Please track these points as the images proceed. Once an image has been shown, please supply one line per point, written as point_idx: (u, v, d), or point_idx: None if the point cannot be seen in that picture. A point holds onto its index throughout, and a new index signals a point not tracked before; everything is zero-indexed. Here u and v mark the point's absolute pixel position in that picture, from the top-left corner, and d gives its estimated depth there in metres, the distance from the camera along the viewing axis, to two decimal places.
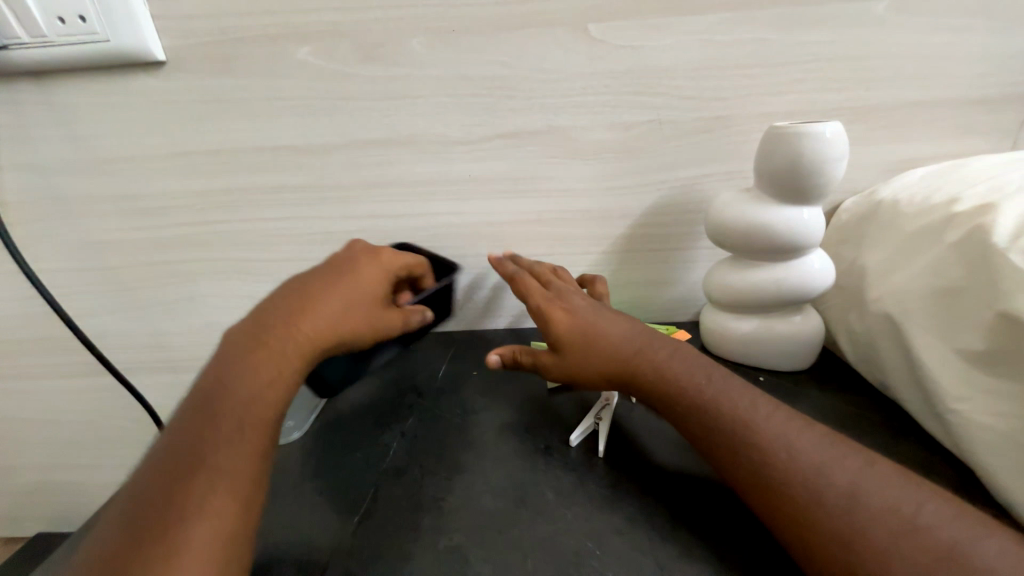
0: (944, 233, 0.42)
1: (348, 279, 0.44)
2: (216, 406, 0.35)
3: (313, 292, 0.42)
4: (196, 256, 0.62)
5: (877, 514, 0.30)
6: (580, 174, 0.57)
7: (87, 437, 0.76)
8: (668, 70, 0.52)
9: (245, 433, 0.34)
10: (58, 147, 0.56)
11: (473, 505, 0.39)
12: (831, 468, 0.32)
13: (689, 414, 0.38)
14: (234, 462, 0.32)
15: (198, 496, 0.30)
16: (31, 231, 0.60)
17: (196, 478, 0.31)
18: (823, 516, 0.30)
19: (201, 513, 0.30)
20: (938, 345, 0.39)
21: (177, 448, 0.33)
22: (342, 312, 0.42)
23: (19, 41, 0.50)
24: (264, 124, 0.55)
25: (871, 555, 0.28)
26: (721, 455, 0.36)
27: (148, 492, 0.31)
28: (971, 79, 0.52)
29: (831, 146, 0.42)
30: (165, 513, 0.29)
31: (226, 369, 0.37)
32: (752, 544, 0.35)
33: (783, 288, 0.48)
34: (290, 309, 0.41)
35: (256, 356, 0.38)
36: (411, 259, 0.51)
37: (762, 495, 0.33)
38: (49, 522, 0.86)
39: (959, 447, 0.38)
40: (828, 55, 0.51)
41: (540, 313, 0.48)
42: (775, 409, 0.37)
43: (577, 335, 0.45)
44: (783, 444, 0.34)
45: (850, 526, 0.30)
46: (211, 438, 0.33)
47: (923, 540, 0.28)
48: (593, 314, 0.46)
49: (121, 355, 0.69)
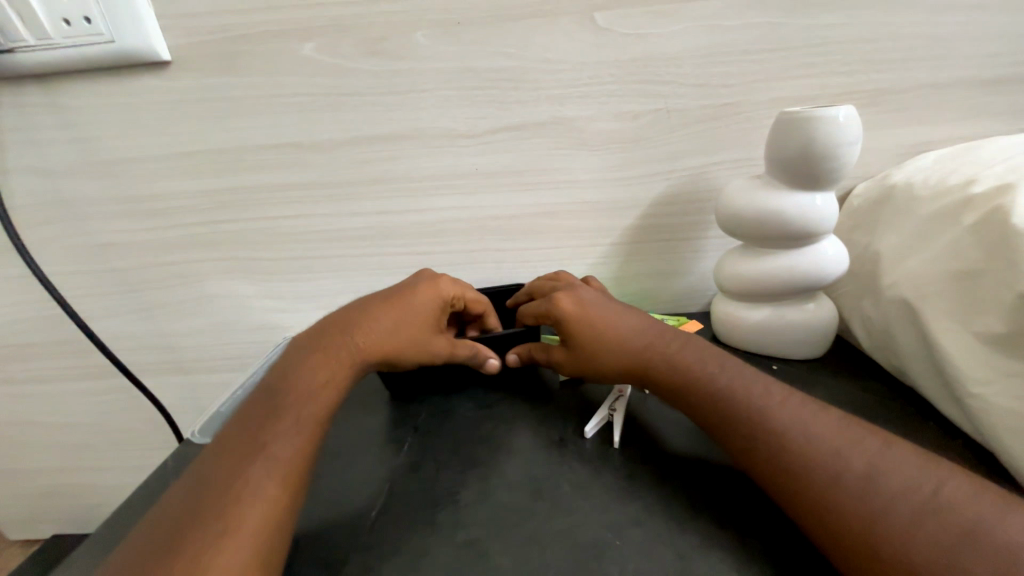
0: (960, 216, 0.41)
1: (402, 296, 0.47)
2: (278, 400, 0.37)
3: (376, 310, 0.46)
4: (204, 256, 0.62)
5: (895, 494, 0.29)
6: (587, 165, 0.57)
7: (101, 439, 0.77)
8: (675, 57, 0.51)
9: (303, 425, 0.36)
10: (65, 150, 0.57)
11: (490, 499, 0.39)
12: (848, 450, 0.32)
13: (704, 403, 0.39)
14: (286, 451, 0.34)
15: (254, 480, 0.32)
16: (40, 235, 0.61)
17: (254, 462, 0.33)
18: (840, 497, 0.30)
19: (251, 495, 0.31)
20: (956, 329, 0.39)
21: (239, 436, 0.35)
22: (398, 329, 0.45)
23: (25, 44, 0.50)
24: (269, 121, 0.55)
25: (891, 534, 0.28)
26: (737, 442, 0.36)
27: (209, 473, 0.32)
28: (984, 59, 0.51)
29: (844, 130, 0.42)
30: (223, 492, 0.31)
31: (294, 369, 0.40)
32: (773, 531, 0.34)
33: (796, 276, 0.48)
34: (356, 324, 0.44)
35: (318, 359, 0.41)
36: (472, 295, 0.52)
37: (779, 480, 0.33)
38: (66, 524, 0.87)
39: (981, 433, 0.38)
40: (838, 38, 0.50)
41: (552, 316, 0.47)
42: (790, 396, 0.37)
43: (593, 333, 0.44)
44: (798, 429, 0.34)
45: (868, 506, 0.29)
46: (268, 428, 0.35)
47: (944, 518, 0.28)
48: (602, 309, 0.46)
49: (132, 357, 0.69)
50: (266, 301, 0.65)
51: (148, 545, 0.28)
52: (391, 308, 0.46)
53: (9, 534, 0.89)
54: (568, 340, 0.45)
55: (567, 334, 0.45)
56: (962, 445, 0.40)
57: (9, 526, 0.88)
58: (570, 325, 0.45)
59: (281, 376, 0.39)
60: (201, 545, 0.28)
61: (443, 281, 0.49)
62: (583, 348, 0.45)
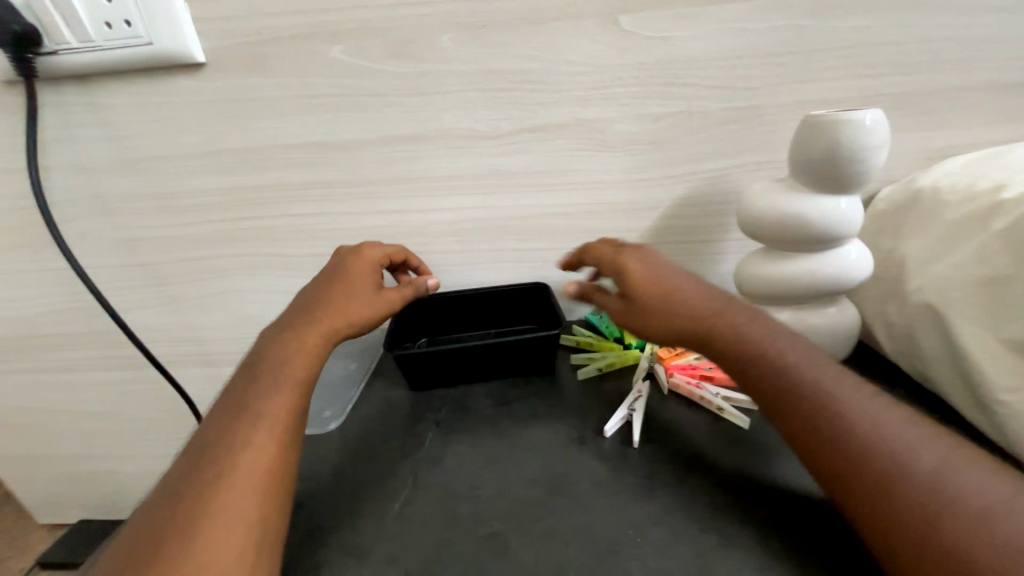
0: (991, 221, 0.41)
1: (345, 271, 0.50)
2: (257, 366, 0.41)
3: (323, 287, 0.48)
4: (232, 252, 0.64)
5: (951, 494, 0.30)
6: (608, 167, 0.57)
7: (128, 428, 0.80)
8: (699, 60, 0.52)
9: (282, 388, 0.40)
10: (102, 147, 0.59)
11: (510, 494, 0.39)
12: (911, 448, 0.32)
13: (769, 380, 0.38)
14: (273, 409, 0.38)
15: (242, 439, 0.36)
16: (78, 229, 0.63)
17: (243, 423, 0.37)
18: (896, 491, 0.31)
19: (242, 447, 0.36)
20: (985, 336, 0.39)
21: (229, 403, 0.39)
22: (347, 296, 0.47)
23: (68, 46, 0.52)
24: (298, 121, 0.57)
25: (941, 532, 0.29)
26: (798, 423, 0.36)
27: (206, 436, 0.37)
28: (1016, 63, 0.50)
29: (870, 134, 0.42)
30: (217, 447, 0.35)
31: (266, 341, 0.44)
32: (810, 524, 0.35)
33: (818, 280, 0.48)
34: (308, 300, 0.47)
35: (286, 332, 0.44)
36: (392, 249, 0.55)
37: (836, 467, 0.33)
38: (94, 510, 0.91)
39: (1008, 441, 0.37)
40: (865, 41, 0.50)
41: (615, 266, 0.47)
42: (861, 386, 0.37)
43: (650, 284, 0.44)
44: (860, 418, 0.34)
45: (921, 503, 0.30)
46: (253, 390, 0.39)
47: (998, 521, 0.28)
48: (663, 267, 0.46)
49: (160, 348, 0.72)
50: (289, 296, 0.67)
51: (162, 493, 0.34)
52: (337, 283, 0.49)
53: (39, 518, 0.92)
54: (626, 291, 0.45)
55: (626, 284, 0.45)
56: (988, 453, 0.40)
57: (40, 510, 0.91)
58: (630, 275, 0.45)
59: (260, 348, 0.44)
60: (204, 490, 0.33)
61: (366, 247, 0.53)
62: (642, 296, 0.44)
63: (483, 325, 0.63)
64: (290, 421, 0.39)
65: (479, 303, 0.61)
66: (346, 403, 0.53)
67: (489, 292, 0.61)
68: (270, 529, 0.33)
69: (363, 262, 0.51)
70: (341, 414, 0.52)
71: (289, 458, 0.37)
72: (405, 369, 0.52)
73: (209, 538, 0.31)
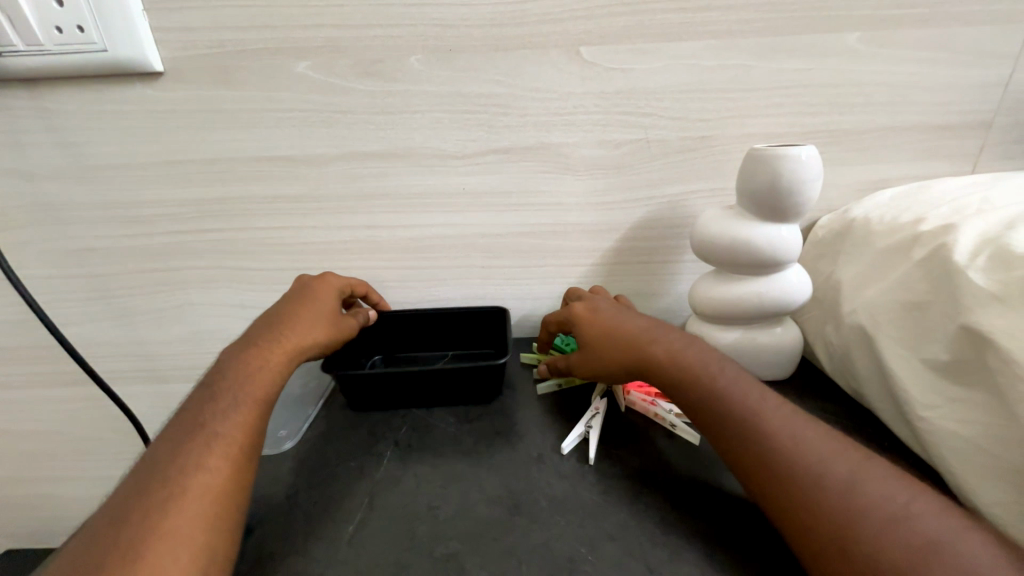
0: (912, 250, 0.45)
1: (310, 294, 0.50)
2: (217, 383, 0.40)
3: (289, 307, 0.48)
4: (188, 265, 0.62)
5: (872, 501, 0.32)
6: (572, 189, 0.59)
7: (67, 449, 0.75)
8: (657, 92, 0.54)
9: (242, 405, 0.39)
10: (49, 154, 0.56)
11: (467, 513, 0.39)
12: (838, 459, 0.34)
13: (703, 402, 0.41)
14: (229, 429, 0.37)
15: (196, 457, 0.35)
16: (18, 239, 0.60)
17: (195, 441, 0.36)
18: (824, 497, 0.33)
19: (195, 467, 0.34)
20: (907, 356, 0.42)
21: (187, 419, 0.38)
22: (313, 316, 0.48)
23: (14, 49, 0.50)
24: (261, 134, 0.56)
25: (864, 537, 0.30)
26: (730, 441, 0.38)
27: (160, 453, 0.35)
28: (936, 106, 0.56)
29: (807, 168, 0.45)
30: (170, 466, 0.34)
31: (230, 357, 0.43)
32: (750, 539, 0.37)
33: (764, 301, 0.51)
34: (272, 319, 0.47)
35: (250, 348, 0.43)
36: (353, 281, 0.57)
37: (763, 480, 0.35)
38: (24, 538, 0.84)
39: (929, 454, 0.40)
40: (805, 81, 0.54)
41: (569, 320, 0.51)
42: (783, 404, 0.39)
43: (602, 326, 0.48)
44: (794, 431, 0.37)
45: (842, 510, 0.32)
46: (212, 407, 0.38)
47: (912, 526, 0.30)
48: (615, 310, 0.50)
49: (106, 365, 0.68)
50: (249, 311, 0.65)
51: (106, 515, 0.32)
52: (300, 304, 0.49)
53: None
54: (579, 337, 0.49)
55: (578, 333, 0.49)
56: (913, 465, 0.43)
57: None
58: (581, 322, 0.50)
59: (221, 364, 0.42)
60: (147, 513, 0.31)
61: (329, 276, 0.54)
62: (593, 335, 0.48)
63: (448, 343, 0.63)
64: (247, 441, 0.37)
65: (444, 320, 0.62)
66: (303, 421, 0.52)
67: (454, 310, 0.61)
68: (219, 554, 0.32)
69: (329, 288, 0.52)
70: (297, 433, 0.51)
71: (244, 479, 0.36)
72: (364, 387, 0.51)
73: (148, 563, 0.29)
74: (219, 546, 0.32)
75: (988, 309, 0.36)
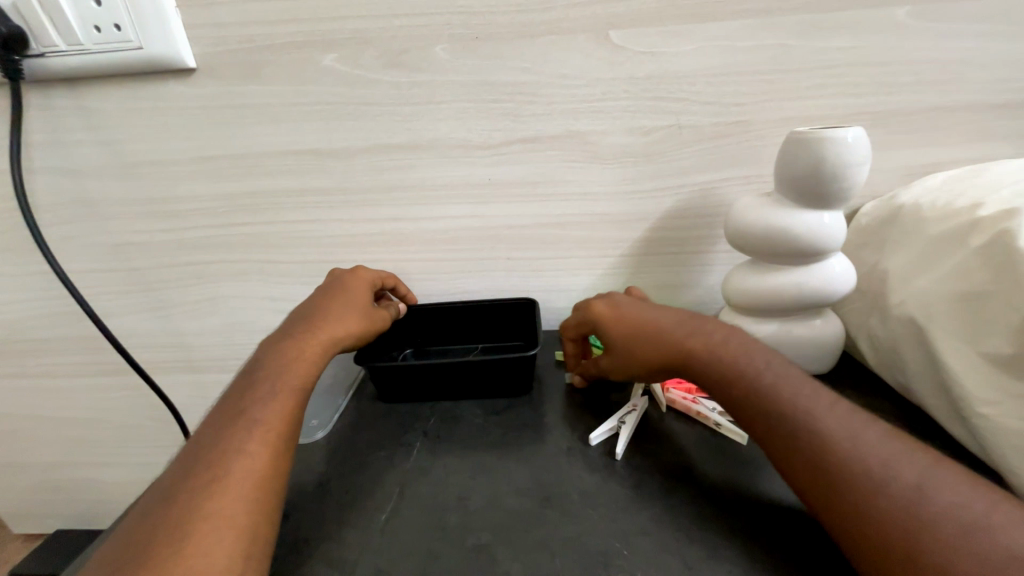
0: (969, 236, 0.42)
1: (342, 287, 0.50)
2: (257, 373, 0.41)
3: (323, 299, 0.49)
4: (220, 258, 0.64)
5: (941, 509, 0.30)
6: (599, 178, 0.58)
7: (109, 435, 0.78)
8: (689, 76, 0.53)
9: (280, 393, 0.39)
10: (89, 151, 0.58)
11: (498, 504, 0.39)
12: (895, 461, 0.33)
13: (752, 398, 0.39)
14: (269, 415, 0.38)
15: (238, 441, 0.35)
16: (62, 234, 0.62)
17: (237, 426, 0.37)
18: (880, 500, 0.31)
19: (238, 452, 0.35)
20: (963, 349, 0.40)
21: (228, 406, 0.38)
22: (346, 307, 0.48)
23: (56, 49, 0.51)
24: (289, 128, 0.56)
25: (924, 543, 0.29)
26: (781, 439, 0.36)
27: (204, 438, 0.36)
28: (993, 84, 0.52)
29: (853, 151, 0.43)
30: (212, 450, 0.35)
31: (267, 348, 0.44)
32: (797, 540, 0.35)
33: (803, 292, 0.48)
34: (306, 312, 0.47)
35: (287, 340, 0.44)
36: (383, 272, 0.56)
37: (818, 481, 0.34)
38: (73, 519, 0.88)
39: (990, 454, 0.38)
40: (849, 60, 0.51)
41: (594, 321, 0.49)
42: (837, 402, 0.37)
43: (632, 326, 0.46)
44: (844, 429, 0.35)
45: (907, 518, 0.30)
46: (252, 395, 0.39)
47: (975, 533, 0.29)
48: (642, 307, 0.48)
49: (145, 355, 0.71)
50: (278, 303, 0.66)
51: (155, 495, 0.33)
52: (334, 296, 0.49)
53: (15, 529, 0.90)
54: (606, 338, 0.47)
55: (606, 335, 0.47)
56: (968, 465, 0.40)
57: (16, 519, 0.89)
58: (604, 320, 0.48)
59: (260, 355, 0.43)
60: (194, 495, 0.32)
61: (361, 267, 0.54)
62: (622, 331, 0.46)
63: (474, 336, 0.63)
64: (286, 429, 0.38)
65: (470, 313, 0.62)
66: (333, 412, 0.53)
67: (481, 303, 0.61)
68: (263, 538, 0.33)
69: (359, 280, 0.52)
70: (328, 423, 0.51)
71: (283, 463, 0.36)
72: (392, 379, 0.51)
73: (198, 544, 0.30)
74: (262, 529, 0.33)
75: None
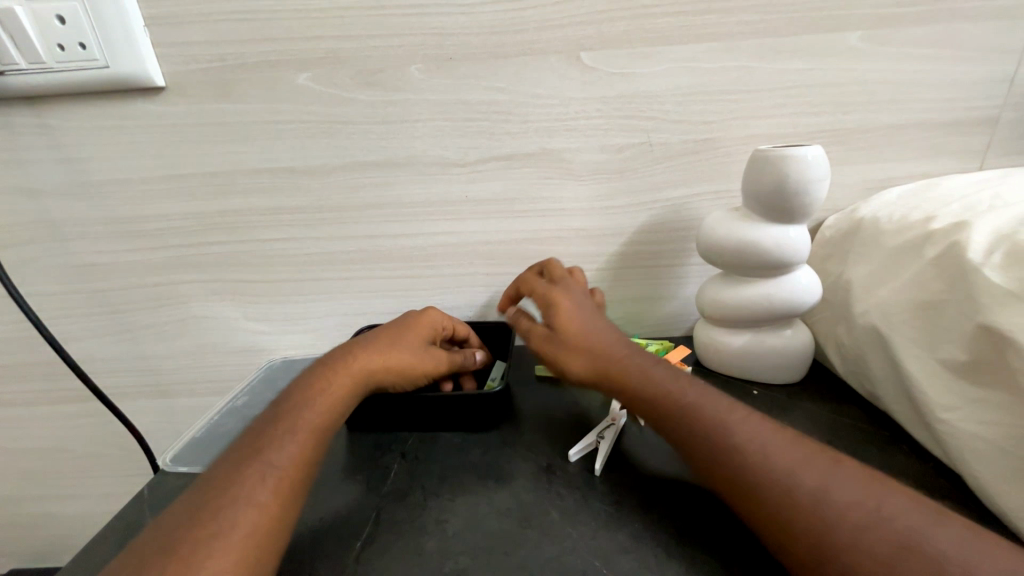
0: (924, 249, 0.44)
1: (400, 324, 0.50)
2: (282, 409, 0.40)
3: (379, 331, 0.49)
4: (190, 278, 0.62)
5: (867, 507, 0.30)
6: (576, 195, 0.59)
7: (70, 467, 0.74)
8: (659, 96, 0.54)
9: (297, 431, 0.38)
10: (51, 170, 0.56)
11: (477, 527, 0.38)
12: (831, 470, 0.33)
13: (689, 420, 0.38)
14: (284, 460, 0.36)
15: (249, 487, 0.34)
16: (20, 255, 0.60)
17: (250, 469, 0.35)
18: (813, 506, 0.31)
19: (246, 502, 0.33)
20: (923, 357, 0.41)
21: (242, 445, 0.37)
22: (393, 343, 0.47)
23: (16, 67, 0.50)
24: (263, 147, 0.56)
25: (865, 542, 0.29)
26: None
27: (214, 479, 0.35)
28: (942, 104, 0.55)
29: (812, 168, 0.45)
30: (222, 494, 0.33)
31: (300, 381, 0.43)
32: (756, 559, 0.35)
33: (773, 304, 0.50)
34: (358, 340, 0.48)
35: (321, 373, 0.43)
36: (461, 323, 0.56)
37: None
38: (30, 556, 0.83)
39: (949, 456, 0.39)
40: (807, 82, 0.54)
41: (543, 297, 0.50)
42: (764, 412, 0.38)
43: (577, 320, 0.47)
44: (780, 439, 0.35)
45: (839, 521, 0.30)
46: (269, 436, 0.38)
47: (913, 533, 0.29)
48: (594, 311, 0.49)
49: (108, 381, 0.68)
50: (252, 323, 0.65)
51: (151, 538, 0.31)
52: (387, 330, 0.49)
53: None
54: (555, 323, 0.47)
55: (550, 312, 0.48)
56: (932, 469, 0.42)
57: None
58: (558, 307, 0.48)
59: (290, 388, 0.43)
60: (196, 547, 0.30)
61: (433, 310, 0.54)
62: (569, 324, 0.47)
63: None
64: (300, 475, 0.36)
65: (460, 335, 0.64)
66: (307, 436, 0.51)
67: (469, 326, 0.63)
68: None
69: (418, 318, 0.51)
70: None
71: (291, 510, 0.35)
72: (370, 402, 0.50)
73: None
74: None
75: (1007, 308, 0.35)
